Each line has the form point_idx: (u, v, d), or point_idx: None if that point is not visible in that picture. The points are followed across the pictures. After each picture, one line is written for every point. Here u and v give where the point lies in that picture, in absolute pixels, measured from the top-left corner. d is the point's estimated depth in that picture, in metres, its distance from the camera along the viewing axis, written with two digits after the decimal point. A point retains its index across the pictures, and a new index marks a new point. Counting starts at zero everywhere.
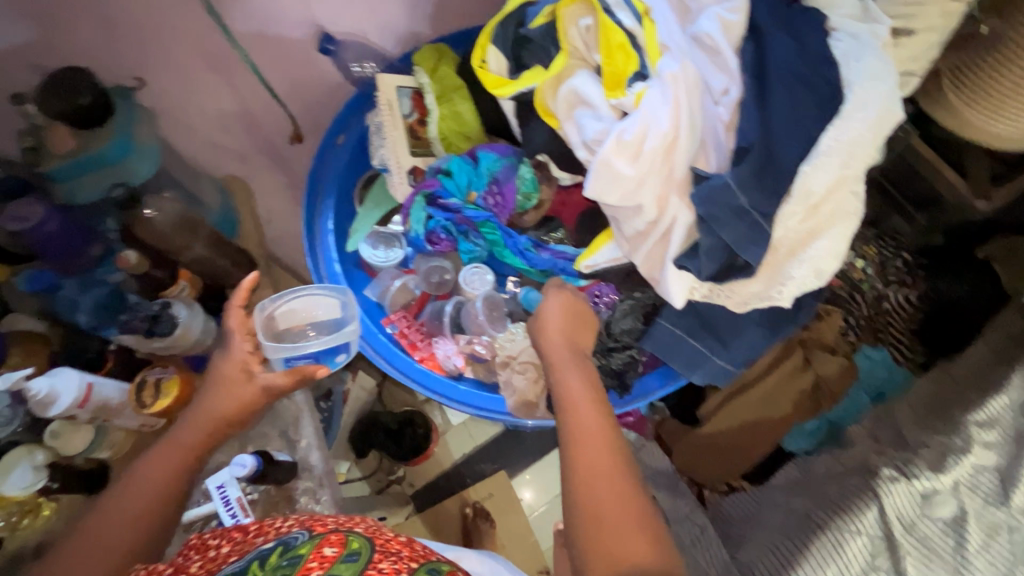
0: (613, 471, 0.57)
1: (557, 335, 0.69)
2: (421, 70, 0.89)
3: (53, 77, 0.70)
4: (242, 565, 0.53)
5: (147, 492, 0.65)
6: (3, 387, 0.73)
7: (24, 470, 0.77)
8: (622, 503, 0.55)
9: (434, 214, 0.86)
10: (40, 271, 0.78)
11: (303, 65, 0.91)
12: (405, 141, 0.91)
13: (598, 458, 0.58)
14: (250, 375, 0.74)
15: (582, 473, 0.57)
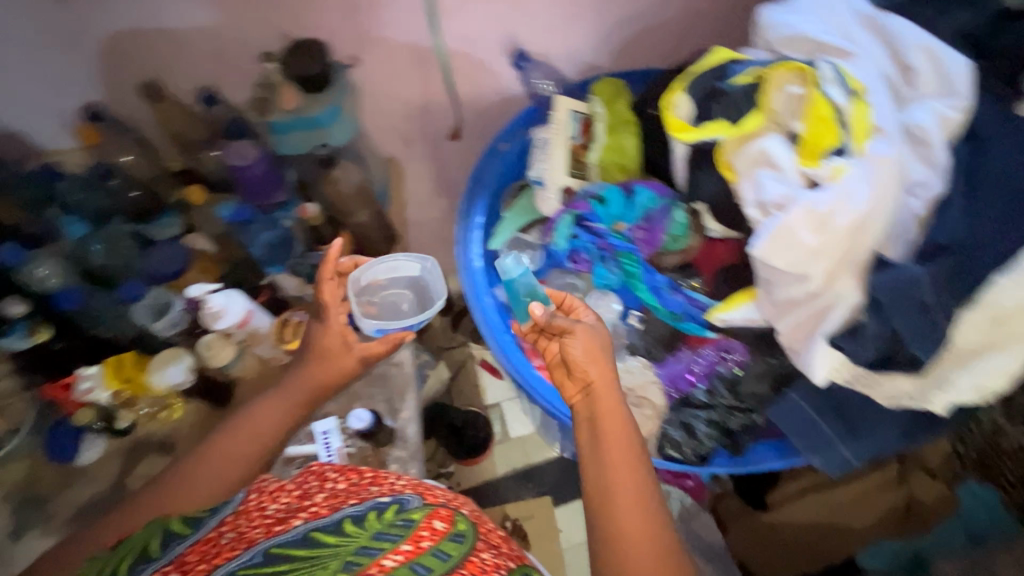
0: (640, 499, 0.60)
1: (591, 353, 0.69)
2: (597, 99, 0.95)
3: (299, 45, 0.82)
4: (362, 510, 0.59)
5: (250, 437, 0.74)
6: (193, 294, 0.86)
7: (179, 368, 0.89)
8: (642, 512, 0.60)
9: (579, 234, 0.90)
10: (239, 205, 0.90)
11: (489, 75, 0.99)
12: (565, 161, 0.95)
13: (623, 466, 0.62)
14: (348, 346, 0.82)
15: (612, 507, 0.61)
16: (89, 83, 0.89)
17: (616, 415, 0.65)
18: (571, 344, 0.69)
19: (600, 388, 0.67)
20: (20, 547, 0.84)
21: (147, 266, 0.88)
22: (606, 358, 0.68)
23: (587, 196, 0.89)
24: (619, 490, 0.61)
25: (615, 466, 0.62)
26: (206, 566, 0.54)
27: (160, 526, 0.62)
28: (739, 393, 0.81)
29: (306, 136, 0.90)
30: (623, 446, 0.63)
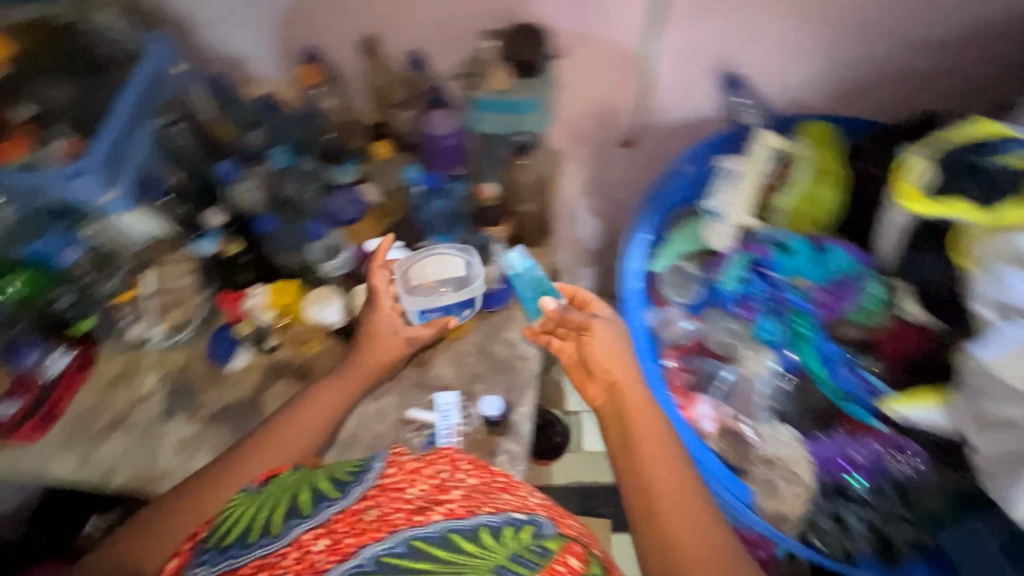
0: (675, 494, 0.63)
1: (612, 351, 0.75)
2: (803, 141, 0.88)
3: (520, 31, 0.84)
4: (499, 521, 0.59)
5: (314, 417, 0.80)
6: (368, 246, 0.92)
7: (334, 308, 0.93)
8: (677, 500, 0.62)
9: (751, 279, 0.86)
10: (428, 172, 0.91)
11: (689, 93, 0.96)
12: (750, 200, 0.89)
13: (653, 456, 0.66)
14: (397, 328, 0.87)
15: (651, 497, 0.63)
16: (322, 31, 0.97)
17: (643, 412, 0.70)
18: (589, 344, 0.76)
19: (625, 387, 0.73)
20: (168, 427, 0.94)
21: (331, 206, 0.94)
22: (626, 356, 0.75)
23: (769, 242, 0.86)
24: (654, 480, 0.64)
25: (647, 456, 0.66)
26: (353, 542, 0.55)
27: (304, 485, 0.65)
28: (911, 500, 0.72)
29: (501, 118, 0.89)
30: (653, 438, 0.68)
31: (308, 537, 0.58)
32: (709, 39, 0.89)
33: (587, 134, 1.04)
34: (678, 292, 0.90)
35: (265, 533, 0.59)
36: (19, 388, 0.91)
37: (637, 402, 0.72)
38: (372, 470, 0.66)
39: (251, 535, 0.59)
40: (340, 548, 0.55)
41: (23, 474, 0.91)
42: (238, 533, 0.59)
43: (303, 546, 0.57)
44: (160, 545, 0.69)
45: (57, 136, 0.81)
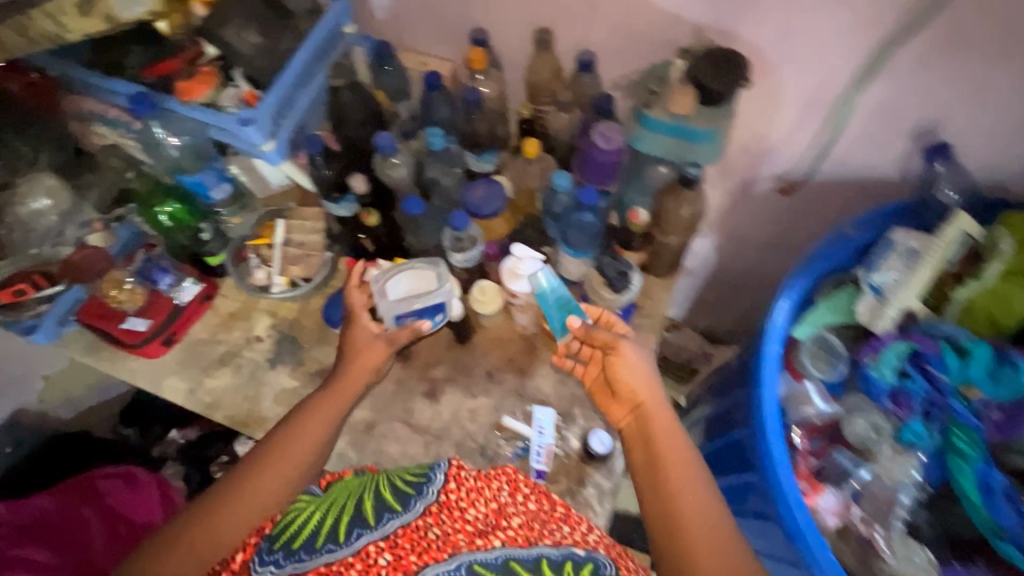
0: (703, 521, 0.69)
1: (639, 371, 0.79)
2: (1005, 231, 0.77)
3: (719, 54, 0.75)
4: (556, 555, 0.68)
5: (298, 448, 0.77)
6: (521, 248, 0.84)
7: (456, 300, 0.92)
8: (704, 524, 0.68)
9: (912, 374, 0.77)
10: (587, 187, 0.83)
11: (876, 152, 0.87)
12: (924, 284, 0.80)
13: (680, 483, 0.71)
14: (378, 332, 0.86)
15: (677, 522, 0.69)
16: (495, 13, 0.94)
17: (668, 437, 0.75)
18: (615, 365, 0.79)
19: (649, 408, 0.77)
20: (273, 374, 0.97)
21: (469, 196, 0.91)
22: (649, 376, 0.79)
23: (941, 338, 0.76)
24: (682, 505, 0.70)
25: (674, 485, 0.71)
26: (415, 562, 0.66)
27: (368, 491, 0.75)
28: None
29: (668, 142, 0.83)
30: (679, 466, 0.73)
31: (372, 548, 0.69)
32: (921, 99, 0.78)
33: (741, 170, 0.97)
34: (816, 364, 0.82)
35: (331, 538, 0.71)
36: (148, 307, 0.96)
37: (663, 425, 0.76)
38: (436, 485, 0.75)
39: (317, 539, 0.72)
40: (403, 565, 0.67)
41: (142, 386, 0.98)
42: (305, 538, 0.71)
43: (367, 557, 0.68)
44: (225, 534, 0.72)
45: (243, 79, 0.83)
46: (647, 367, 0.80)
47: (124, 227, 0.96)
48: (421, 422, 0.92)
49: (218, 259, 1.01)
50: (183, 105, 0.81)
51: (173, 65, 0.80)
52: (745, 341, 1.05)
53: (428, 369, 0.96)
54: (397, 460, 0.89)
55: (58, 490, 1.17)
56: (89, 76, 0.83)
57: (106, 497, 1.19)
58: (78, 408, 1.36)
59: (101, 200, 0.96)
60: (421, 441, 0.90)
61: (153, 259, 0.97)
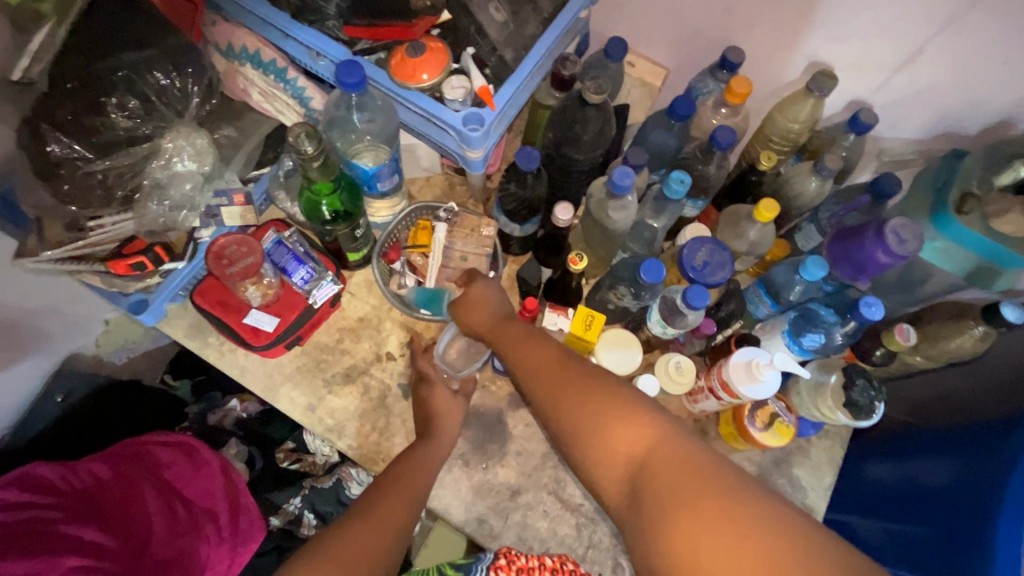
0: (562, 381, 0.59)
1: (478, 295, 0.73)
2: None
3: None
4: None
5: (382, 526, 0.64)
6: (759, 357, 0.68)
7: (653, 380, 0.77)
8: (566, 385, 0.59)
9: None
10: (868, 299, 0.69)
11: None
12: None
13: (531, 360, 0.63)
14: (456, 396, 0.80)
15: (546, 407, 0.60)
16: (766, 32, 0.75)
17: (517, 348, 0.65)
18: (460, 313, 0.74)
19: (487, 328, 0.71)
20: (406, 406, 0.83)
21: (690, 256, 0.73)
22: (484, 301, 0.73)
23: None
24: (535, 380, 0.61)
25: (528, 372, 0.62)
26: None
27: None
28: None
29: (969, 256, 0.69)
30: (528, 355, 0.64)
31: None
32: None
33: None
34: None
35: None
36: (277, 302, 0.80)
37: (506, 328, 0.69)
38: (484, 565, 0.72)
39: None
40: None
41: (250, 388, 0.83)
42: None
43: None
44: None
45: (474, 67, 0.65)
46: (483, 295, 0.73)
47: (256, 189, 0.80)
48: (573, 499, 0.80)
49: (359, 256, 0.84)
50: (397, 86, 0.64)
51: (401, 34, 0.65)
52: (915, 459, 0.85)
53: None
54: (544, 539, 0.78)
55: (114, 453, 1.03)
56: (284, 23, 0.66)
57: (166, 470, 1.03)
58: (131, 356, 1.20)
59: (245, 166, 0.80)
60: (572, 522, 0.79)
61: (285, 242, 0.80)
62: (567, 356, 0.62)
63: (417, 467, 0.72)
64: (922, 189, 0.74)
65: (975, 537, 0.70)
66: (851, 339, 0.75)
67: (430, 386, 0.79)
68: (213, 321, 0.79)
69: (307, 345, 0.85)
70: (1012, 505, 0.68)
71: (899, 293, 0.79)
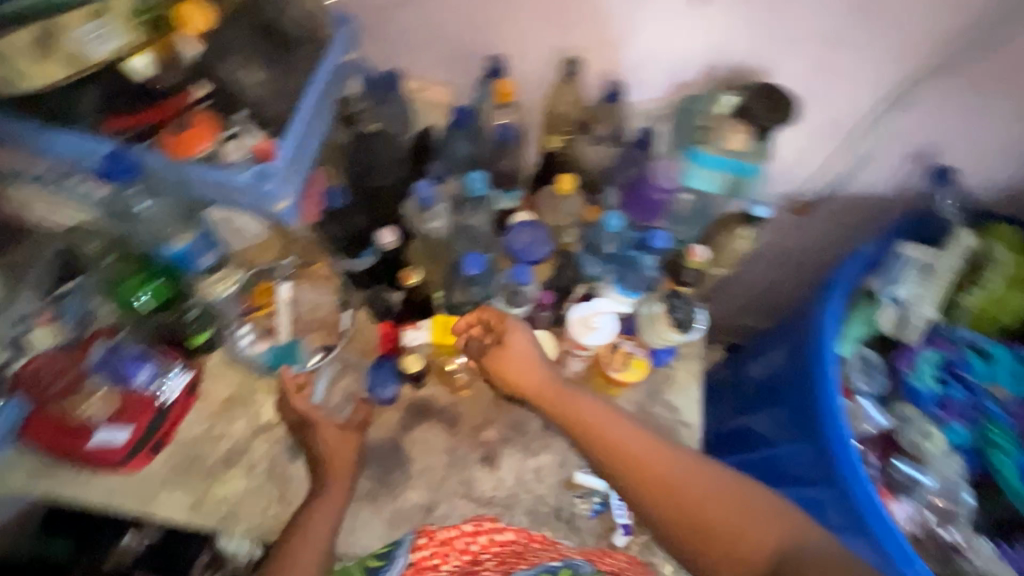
0: (684, 478, 0.64)
1: (522, 355, 0.76)
2: (995, 242, 0.87)
3: (767, 88, 0.77)
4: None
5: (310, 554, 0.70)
6: (582, 311, 0.80)
7: None
8: (689, 482, 0.64)
9: (948, 383, 0.84)
10: (656, 233, 0.84)
11: (882, 175, 0.93)
12: (938, 298, 0.87)
13: (638, 448, 0.67)
14: (343, 441, 0.80)
15: (663, 498, 0.64)
16: (516, 35, 0.86)
17: (609, 432, 0.68)
18: (505, 368, 0.77)
19: (550, 404, 0.72)
20: (297, 467, 0.81)
21: (513, 242, 0.80)
22: (539, 368, 0.75)
23: (964, 344, 0.86)
24: (652, 471, 0.65)
25: (636, 462, 0.66)
26: None
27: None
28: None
29: (719, 176, 0.84)
30: (631, 444, 0.67)
31: None
32: (929, 126, 0.85)
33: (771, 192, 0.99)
34: (866, 380, 0.87)
35: None
36: (124, 412, 0.77)
37: (586, 411, 0.70)
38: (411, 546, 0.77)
39: None
40: None
41: (122, 509, 0.78)
42: None
43: None
44: None
45: (251, 127, 0.68)
46: (528, 356, 0.76)
47: (68, 306, 0.77)
48: (485, 493, 0.84)
49: (204, 337, 0.84)
50: (177, 162, 0.66)
51: (165, 113, 0.67)
52: (767, 351, 1.01)
53: (479, 433, 0.87)
54: None
55: None
56: (36, 133, 0.65)
57: None
58: None
59: (47, 284, 0.77)
60: (489, 514, 0.82)
61: (119, 349, 0.78)
62: (682, 452, 0.67)
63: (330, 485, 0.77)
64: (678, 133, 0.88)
65: (805, 398, 0.85)
66: (661, 269, 0.88)
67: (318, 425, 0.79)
68: (57, 454, 0.76)
69: (174, 444, 0.81)
70: (821, 376, 0.83)
71: (688, 225, 0.91)
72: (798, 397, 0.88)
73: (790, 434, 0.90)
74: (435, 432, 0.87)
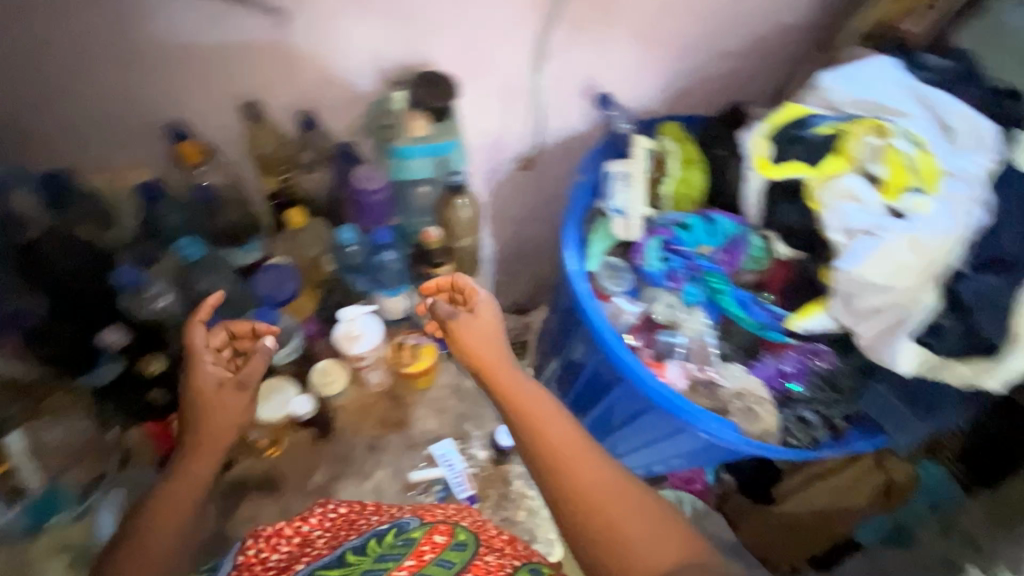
0: (606, 490, 0.72)
1: (484, 328, 0.85)
2: (666, 139, 1.09)
3: (425, 77, 0.85)
4: (360, 541, 0.72)
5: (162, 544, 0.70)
6: (336, 327, 0.85)
7: (304, 398, 0.85)
8: (613, 492, 0.72)
9: (670, 257, 1.03)
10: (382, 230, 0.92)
11: (570, 115, 1.10)
12: (644, 194, 1.05)
13: (575, 457, 0.74)
14: None
15: (583, 503, 0.72)
16: (180, 100, 0.85)
17: (559, 435, 0.75)
18: (464, 336, 0.84)
19: (512, 392, 0.80)
20: None
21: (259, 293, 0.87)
22: (500, 350, 0.83)
23: (672, 224, 1.04)
24: (582, 477, 0.73)
25: (572, 467, 0.74)
26: None
27: None
28: (837, 385, 0.93)
29: (422, 162, 0.92)
30: (571, 450, 0.75)
31: None
32: (577, 67, 1.02)
33: (476, 164, 1.12)
34: (615, 282, 1.02)
35: None
36: None
37: (540, 410, 0.78)
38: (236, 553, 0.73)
39: None
40: None
41: None
42: None
43: None
44: None
45: None
46: (492, 337, 0.84)
47: None
48: None
49: None
50: None
51: None
52: (558, 298, 1.17)
53: (308, 480, 0.88)
54: None
55: None
56: None
57: None
58: None
59: None
60: None
61: None
62: (616, 470, 0.75)
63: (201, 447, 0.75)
64: (377, 135, 0.95)
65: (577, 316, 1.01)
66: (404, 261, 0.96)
67: (191, 376, 0.76)
68: None
69: None
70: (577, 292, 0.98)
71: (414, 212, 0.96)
72: (577, 317, 1.04)
73: (586, 351, 1.06)
74: (263, 501, 0.86)
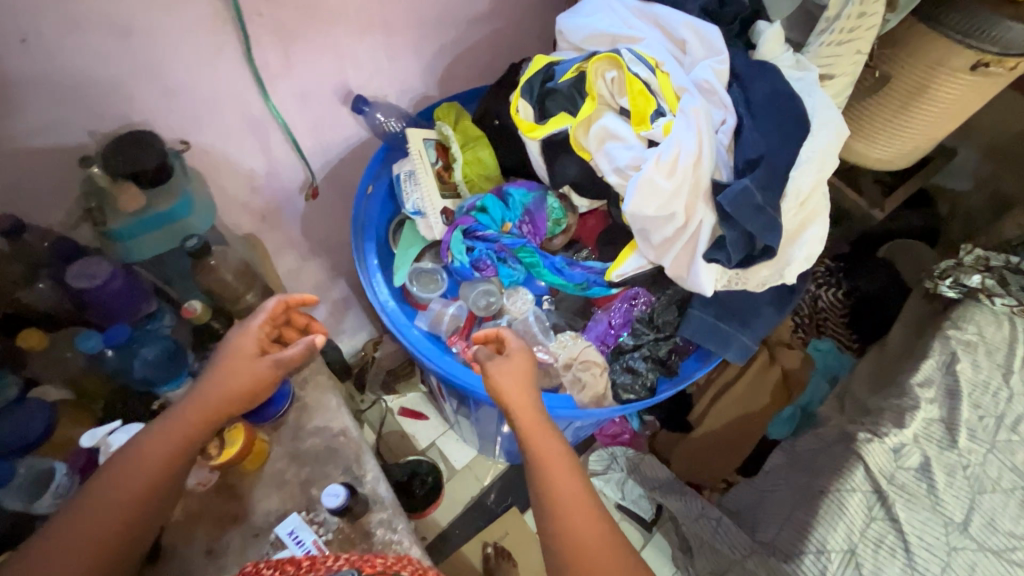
0: (608, 559, 0.64)
1: (522, 371, 0.76)
2: (443, 123, 1.01)
3: (121, 141, 0.74)
4: None
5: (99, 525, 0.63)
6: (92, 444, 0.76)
7: None
8: (614, 556, 0.65)
9: (474, 245, 0.95)
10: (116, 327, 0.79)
11: (333, 127, 1.02)
12: (436, 186, 0.99)
13: (583, 515, 0.66)
14: None
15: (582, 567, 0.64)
16: None
17: (573, 489, 0.68)
18: (498, 378, 0.75)
19: (534, 435, 0.72)
20: None
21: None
22: (530, 394, 0.75)
23: (469, 210, 0.96)
24: (586, 537, 0.65)
25: (576, 522, 0.66)
26: None
27: None
28: (656, 323, 0.93)
29: (155, 235, 0.83)
30: (581, 506, 0.67)
31: None
32: (314, 76, 0.92)
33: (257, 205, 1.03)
34: (431, 287, 0.98)
35: None
36: None
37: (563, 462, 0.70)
38: None
39: None
40: None
41: None
42: None
43: None
44: None
45: None
46: (526, 380, 0.76)
47: None
48: None
49: None
50: None
51: None
52: None
53: None
54: None
55: None
56: None
57: None
58: None
59: None
60: None
61: None
62: (620, 538, 0.67)
63: (208, 399, 0.71)
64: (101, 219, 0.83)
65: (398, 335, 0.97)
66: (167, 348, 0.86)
67: (234, 338, 0.75)
68: None
69: None
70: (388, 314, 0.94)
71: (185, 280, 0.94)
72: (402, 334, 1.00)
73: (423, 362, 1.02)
74: None
